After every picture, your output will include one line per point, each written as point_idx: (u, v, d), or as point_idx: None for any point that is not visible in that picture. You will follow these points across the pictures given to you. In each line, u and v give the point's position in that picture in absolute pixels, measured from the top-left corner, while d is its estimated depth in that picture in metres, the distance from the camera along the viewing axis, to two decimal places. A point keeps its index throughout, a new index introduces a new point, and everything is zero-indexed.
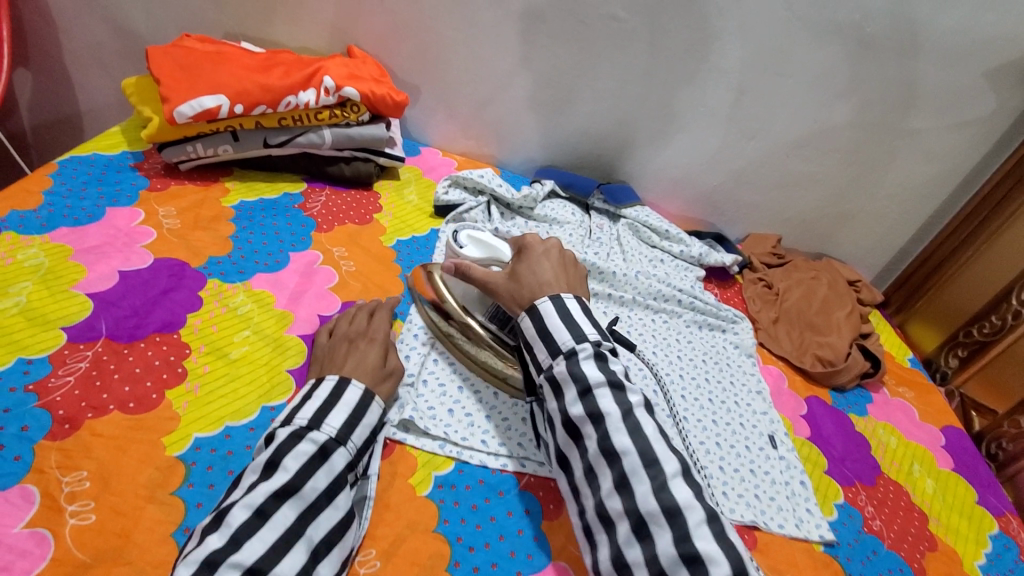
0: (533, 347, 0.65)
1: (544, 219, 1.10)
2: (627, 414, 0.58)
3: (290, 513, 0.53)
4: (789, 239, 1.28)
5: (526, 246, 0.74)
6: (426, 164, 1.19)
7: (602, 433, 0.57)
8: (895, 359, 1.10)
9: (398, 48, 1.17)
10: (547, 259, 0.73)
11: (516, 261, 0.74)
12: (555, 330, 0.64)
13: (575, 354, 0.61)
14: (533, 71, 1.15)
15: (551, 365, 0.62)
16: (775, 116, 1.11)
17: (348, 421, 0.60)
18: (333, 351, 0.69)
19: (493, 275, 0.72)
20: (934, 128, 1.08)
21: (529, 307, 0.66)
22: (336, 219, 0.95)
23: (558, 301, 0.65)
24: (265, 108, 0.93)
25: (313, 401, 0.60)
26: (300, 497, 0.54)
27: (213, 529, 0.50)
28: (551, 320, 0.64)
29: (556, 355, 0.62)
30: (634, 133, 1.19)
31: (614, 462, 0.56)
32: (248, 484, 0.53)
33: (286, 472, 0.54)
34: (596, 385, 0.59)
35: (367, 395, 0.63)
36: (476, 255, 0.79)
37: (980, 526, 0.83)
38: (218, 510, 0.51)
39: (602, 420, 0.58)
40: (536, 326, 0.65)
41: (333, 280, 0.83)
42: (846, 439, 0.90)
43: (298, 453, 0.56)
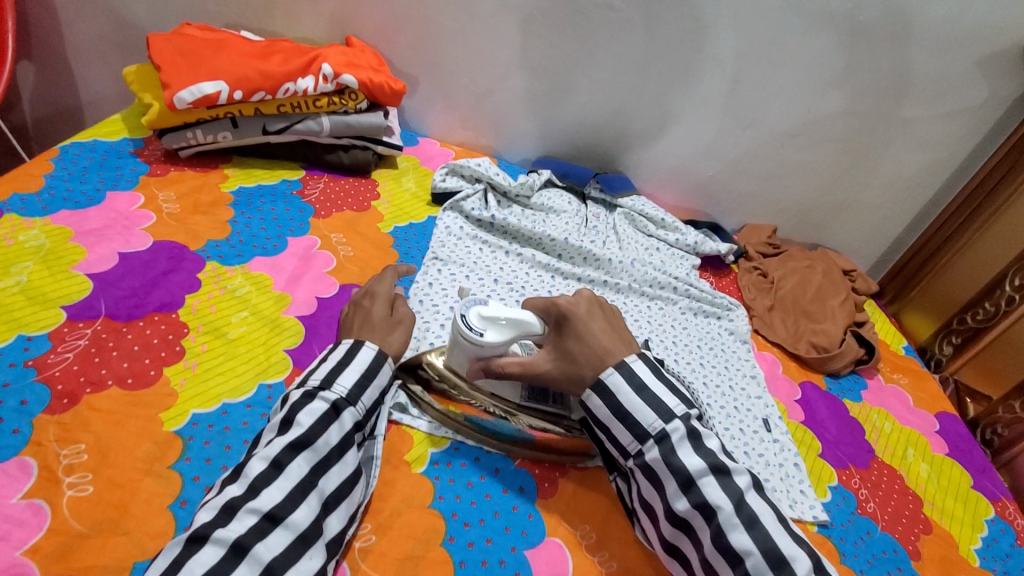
0: (611, 429, 0.61)
1: (540, 207, 1.10)
2: (740, 504, 0.55)
3: (304, 465, 0.54)
4: (785, 229, 1.29)
5: (562, 309, 0.64)
6: (424, 154, 1.20)
7: (716, 529, 0.55)
8: (890, 348, 1.11)
9: (396, 39, 1.18)
10: (593, 321, 0.64)
11: (556, 334, 0.64)
12: (635, 410, 0.60)
13: (667, 438, 0.58)
14: (529, 61, 1.16)
15: (642, 453, 0.59)
16: (770, 105, 1.12)
17: (360, 382, 0.60)
18: (346, 319, 0.71)
19: (540, 361, 0.63)
20: (928, 117, 1.09)
21: (595, 385, 0.61)
22: (335, 205, 0.96)
23: (627, 371, 0.61)
24: (265, 94, 0.94)
25: (328, 362, 0.61)
26: (313, 450, 0.55)
27: (231, 480, 0.52)
28: (628, 399, 0.60)
29: (645, 440, 0.59)
30: (631, 123, 1.20)
31: (737, 563, 0.53)
32: (266, 440, 0.55)
33: (301, 426, 0.55)
34: (699, 474, 0.56)
35: (379, 355, 0.63)
36: (503, 340, 0.64)
37: (973, 509, 0.84)
38: (237, 464, 0.53)
39: (713, 514, 0.55)
40: (612, 407, 0.60)
41: (331, 264, 0.84)
42: (840, 423, 0.90)
43: (312, 410, 0.56)
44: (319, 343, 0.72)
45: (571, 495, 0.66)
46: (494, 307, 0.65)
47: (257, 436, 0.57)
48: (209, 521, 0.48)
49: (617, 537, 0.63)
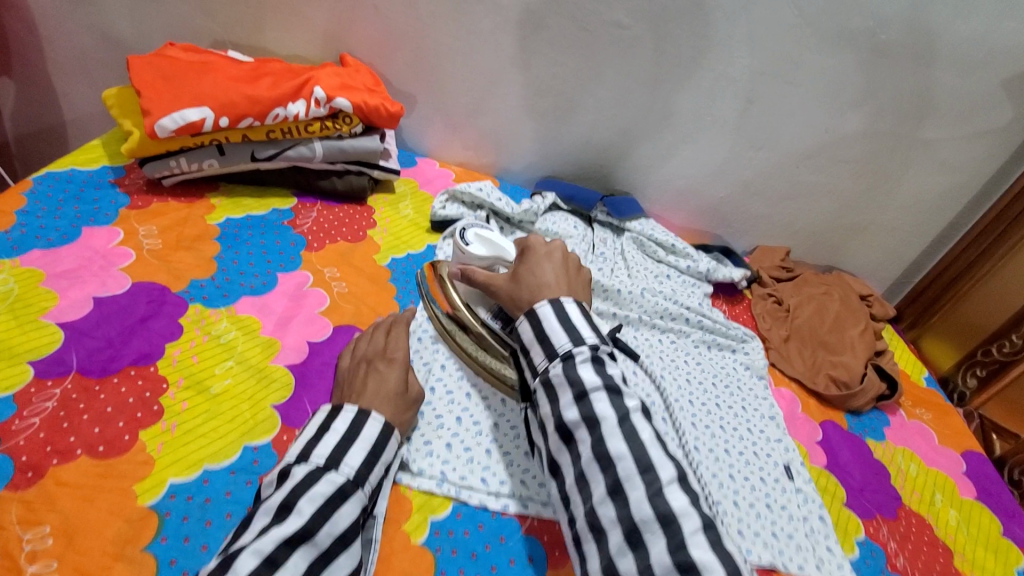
0: (530, 352, 0.62)
1: (545, 233, 1.05)
2: (624, 419, 0.54)
3: (303, 561, 0.48)
4: (799, 251, 1.24)
5: (528, 246, 0.73)
6: (423, 176, 1.15)
7: (597, 438, 0.54)
8: (911, 379, 1.06)
9: (393, 56, 1.13)
10: (550, 261, 0.71)
11: (518, 261, 0.73)
12: (553, 334, 0.61)
13: (572, 357, 0.58)
14: (533, 79, 1.11)
15: (548, 369, 0.59)
16: (784, 125, 1.07)
17: (367, 461, 0.57)
18: (352, 376, 0.65)
19: (495, 278, 0.72)
20: (950, 138, 1.04)
21: (528, 312, 0.64)
22: (328, 236, 0.91)
23: (558, 306, 0.63)
24: (252, 120, 0.89)
25: (331, 434, 0.57)
26: (313, 544, 0.49)
27: (217, 575, 0.44)
28: (550, 325, 0.61)
29: (552, 358, 0.59)
30: (638, 143, 1.15)
31: (608, 468, 0.52)
32: (259, 528, 0.49)
33: (301, 515, 0.50)
34: (592, 388, 0.56)
35: (386, 429, 0.59)
36: (482, 255, 0.79)
37: (1008, 561, 0.79)
38: (225, 554, 0.46)
39: (597, 425, 0.54)
40: (535, 330, 0.62)
41: (324, 303, 0.79)
42: (865, 467, 0.85)
43: (315, 494, 0.51)
44: (310, 396, 0.66)
45: None
46: (491, 234, 0.82)
47: (244, 521, 0.50)
48: None
49: None
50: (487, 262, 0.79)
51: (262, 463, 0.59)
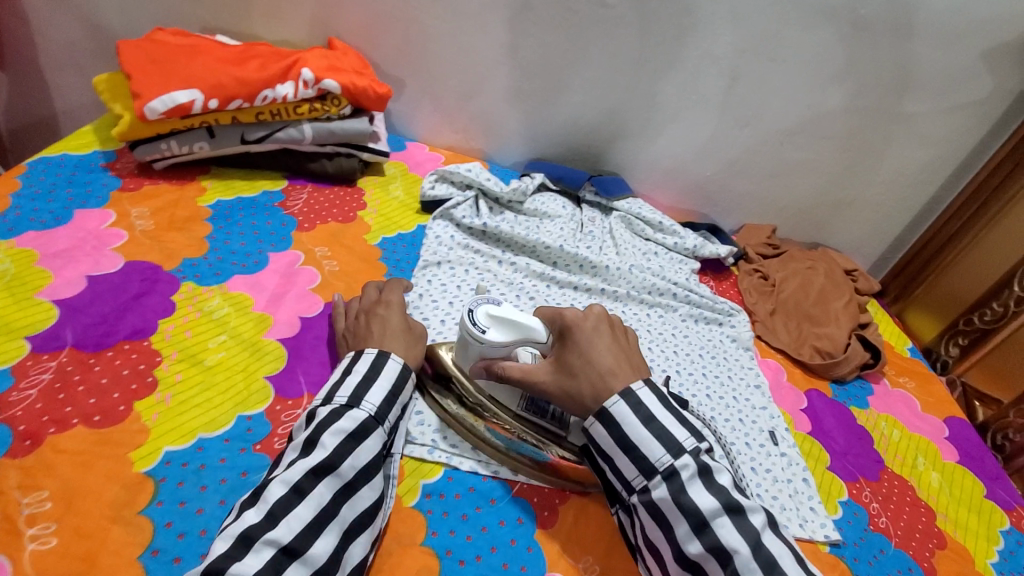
0: (615, 461, 0.57)
1: (534, 213, 1.07)
2: (757, 547, 0.51)
3: (327, 490, 0.52)
4: (785, 229, 1.26)
5: (569, 324, 0.61)
6: (413, 159, 1.16)
7: (731, 574, 0.50)
8: (894, 349, 1.08)
9: (380, 39, 1.13)
10: (601, 338, 0.61)
11: (560, 346, 0.62)
12: (643, 444, 0.55)
13: (677, 475, 0.54)
14: (520, 60, 1.12)
15: (648, 488, 0.55)
16: (768, 102, 1.09)
17: (387, 400, 0.59)
18: (355, 326, 0.68)
19: (540, 372, 0.61)
20: (930, 111, 1.06)
21: (599, 413, 0.57)
22: (319, 217, 0.92)
23: (634, 400, 0.56)
24: (242, 102, 0.90)
25: (354, 375, 0.59)
26: (337, 475, 0.53)
27: (250, 504, 0.50)
28: (635, 431, 0.55)
29: (651, 475, 0.55)
30: (626, 122, 1.16)
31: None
32: (288, 462, 0.54)
33: (325, 449, 0.53)
34: (712, 514, 0.52)
35: (405, 368, 0.62)
36: (505, 342, 0.63)
37: (989, 521, 0.81)
38: (257, 486, 0.52)
39: (729, 558, 0.51)
40: (615, 437, 0.56)
41: (315, 281, 0.80)
42: (848, 432, 0.88)
43: (338, 429, 0.55)
44: (302, 368, 0.68)
45: (573, 522, 0.62)
46: (504, 308, 0.65)
47: (277, 457, 0.55)
48: (225, 553, 0.46)
49: (622, 569, 0.60)
50: (512, 349, 0.63)
51: (256, 432, 0.60)
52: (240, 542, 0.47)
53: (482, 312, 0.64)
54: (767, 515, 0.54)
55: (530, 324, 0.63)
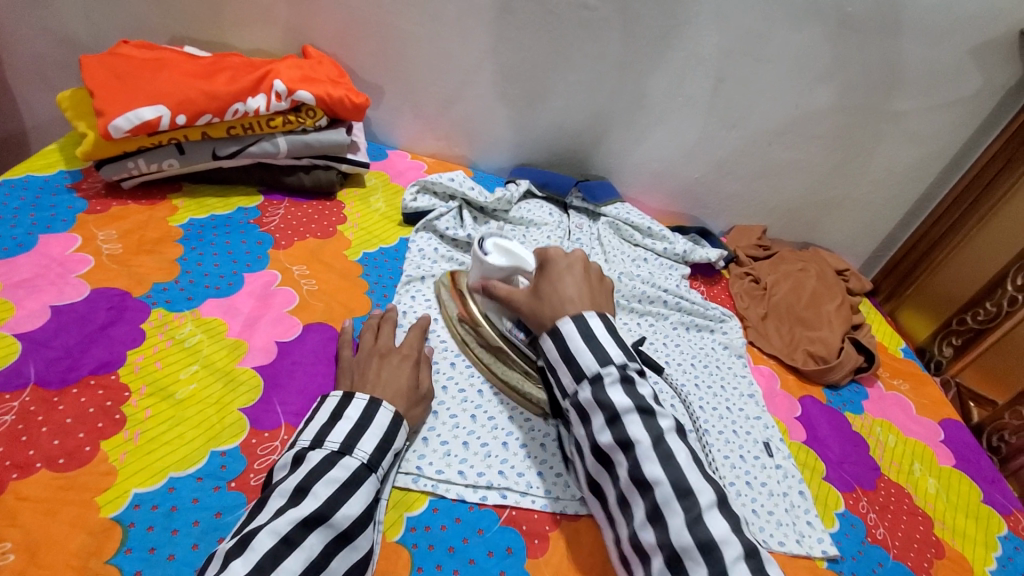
0: (557, 370, 0.61)
1: (520, 221, 1.04)
2: (658, 441, 0.55)
3: (318, 542, 0.50)
4: (775, 229, 1.24)
5: (548, 258, 0.68)
6: (394, 168, 1.13)
7: (632, 462, 0.55)
8: (888, 351, 1.07)
9: (357, 46, 1.10)
10: (571, 274, 0.67)
11: (537, 274, 0.68)
12: (579, 353, 0.59)
13: (601, 379, 0.58)
14: (501, 64, 1.09)
15: (577, 392, 0.59)
16: (756, 102, 1.07)
17: (379, 447, 0.57)
18: (365, 364, 0.66)
19: (515, 292, 0.68)
20: (919, 109, 1.04)
21: (551, 328, 0.62)
22: (296, 233, 0.89)
23: (581, 322, 0.61)
24: (211, 117, 0.87)
25: (344, 421, 0.58)
26: (330, 525, 0.50)
27: (236, 554, 0.47)
28: (574, 343, 0.60)
29: (580, 380, 0.59)
30: (611, 125, 1.14)
31: (646, 493, 0.54)
32: (276, 509, 0.51)
33: (316, 498, 0.51)
34: (624, 411, 0.56)
35: (397, 418, 0.60)
36: (501, 266, 0.73)
37: (987, 526, 0.80)
38: (242, 534, 0.48)
39: (632, 449, 0.55)
40: (559, 349, 0.61)
41: (292, 302, 0.77)
42: (844, 440, 0.86)
43: (330, 479, 0.53)
44: (279, 397, 0.65)
45: (565, 551, 0.60)
46: (510, 243, 0.76)
47: (260, 503, 0.52)
48: None
49: None
50: (506, 274, 0.73)
51: (230, 468, 0.58)
52: None
53: (489, 241, 0.76)
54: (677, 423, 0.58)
55: (525, 256, 0.74)
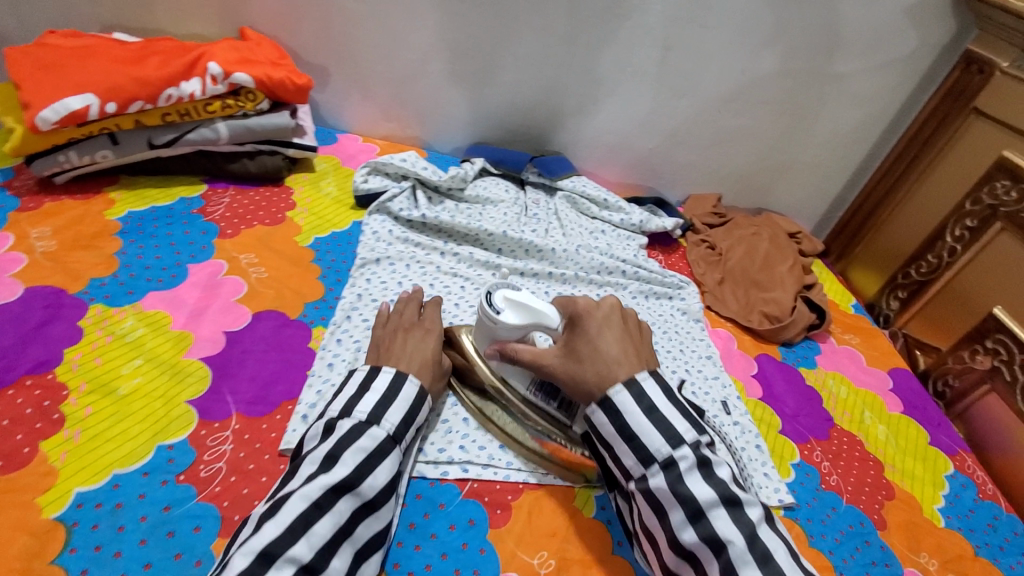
0: (615, 448, 0.56)
1: (475, 199, 1.03)
2: (752, 538, 0.50)
3: (346, 509, 0.51)
4: (729, 197, 1.27)
5: (581, 310, 0.61)
6: (345, 152, 1.11)
7: (725, 564, 0.49)
8: (839, 307, 1.10)
9: (298, 27, 1.06)
10: (609, 328, 0.60)
11: (570, 331, 0.61)
12: (643, 433, 0.54)
13: (675, 465, 0.53)
14: (448, 40, 1.07)
15: (646, 477, 0.54)
16: (703, 70, 1.07)
17: (405, 420, 0.58)
18: (389, 338, 0.66)
19: (546, 356, 0.60)
20: (860, 70, 1.07)
21: (601, 402, 0.56)
22: (243, 221, 0.86)
23: (637, 390, 0.56)
24: (144, 104, 0.83)
25: (372, 393, 0.58)
26: (357, 493, 0.52)
27: (268, 517, 0.48)
28: (636, 420, 0.55)
29: (650, 464, 0.54)
30: (563, 99, 1.13)
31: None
32: (306, 475, 0.51)
33: (346, 466, 0.52)
34: (708, 504, 0.51)
35: (422, 392, 0.61)
36: (517, 324, 0.63)
37: (935, 467, 0.83)
38: (275, 499, 0.50)
39: (724, 548, 0.50)
40: (617, 426, 0.55)
41: (241, 291, 0.75)
42: (798, 395, 0.89)
43: (359, 448, 0.54)
44: (229, 387, 0.64)
45: (526, 519, 0.61)
46: (522, 292, 0.65)
47: (292, 469, 0.53)
48: (246, 569, 0.44)
49: (577, 560, 0.58)
50: (524, 333, 0.63)
51: (178, 461, 0.56)
52: (256, 560, 0.45)
53: (499, 294, 0.65)
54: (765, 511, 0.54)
55: (543, 310, 0.62)
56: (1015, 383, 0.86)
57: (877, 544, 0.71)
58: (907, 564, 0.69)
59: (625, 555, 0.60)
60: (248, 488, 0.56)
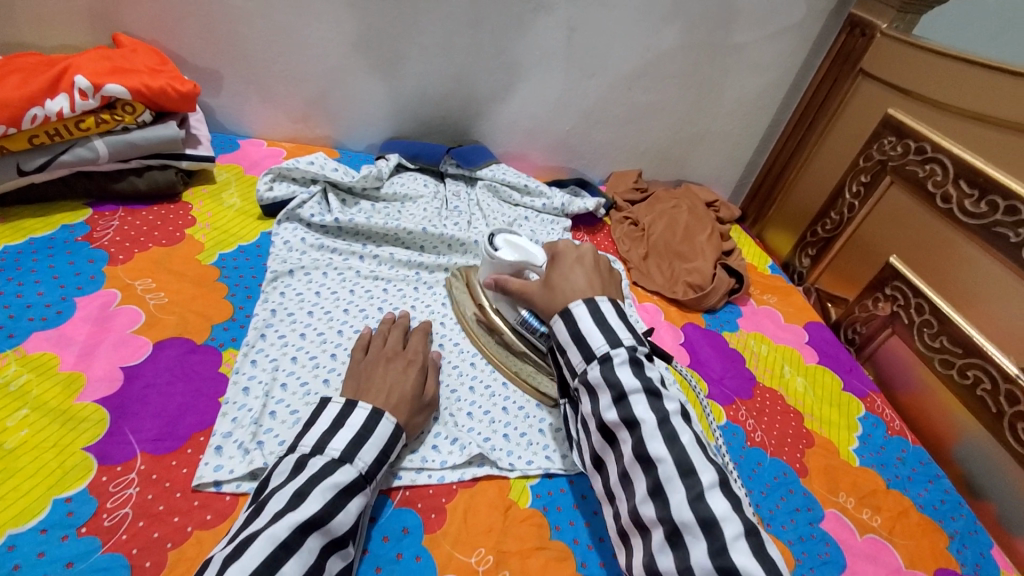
0: (567, 352, 0.59)
1: (393, 197, 1.00)
2: (663, 421, 0.52)
3: (314, 547, 0.48)
4: (649, 171, 1.30)
5: (558, 252, 0.67)
6: (249, 159, 1.05)
7: (637, 440, 0.52)
8: (758, 270, 1.15)
9: (180, 30, 0.99)
10: (581, 265, 0.65)
11: (548, 269, 0.67)
12: (590, 334, 0.57)
13: (609, 359, 0.55)
14: (347, 33, 1.02)
15: (586, 371, 0.57)
16: (609, 49, 1.08)
17: (378, 460, 0.56)
18: (370, 368, 0.66)
19: (529, 286, 0.68)
20: (757, 40, 1.10)
21: (562, 311, 0.60)
22: (137, 244, 0.80)
23: (593, 306, 0.59)
24: (6, 128, 0.75)
25: (346, 430, 0.56)
26: (326, 531, 0.49)
27: (233, 556, 0.45)
28: (585, 325, 0.58)
29: (589, 360, 0.57)
30: (475, 87, 1.11)
31: (649, 469, 0.51)
32: (273, 512, 0.49)
33: (316, 502, 0.50)
34: (631, 391, 0.53)
35: (397, 428, 0.59)
36: (512, 261, 0.72)
37: (849, 411, 0.88)
38: (239, 538, 0.46)
39: (638, 427, 0.52)
40: (570, 331, 0.58)
41: (138, 321, 0.70)
42: (723, 358, 0.93)
43: (330, 485, 0.51)
44: (131, 426, 0.60)
45: (462, 518, 0.60)
46: (521, 238, 0.75)
47: (258, 505, 0.50)
48: None
49: (515, 553, 0.58)
50: (517, 269, 0.72)
51: (79, 513, 0.52)
52: None
53: (499, 237, 0.75)
54: (683, 408, 0.55)
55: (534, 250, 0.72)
56: (912, 325, 0.92)
57: (800, 491, 0.75)
58: (827, 506, 0.74)
59: (564, 538, 0.61)
60: (159, 531, 0.53)
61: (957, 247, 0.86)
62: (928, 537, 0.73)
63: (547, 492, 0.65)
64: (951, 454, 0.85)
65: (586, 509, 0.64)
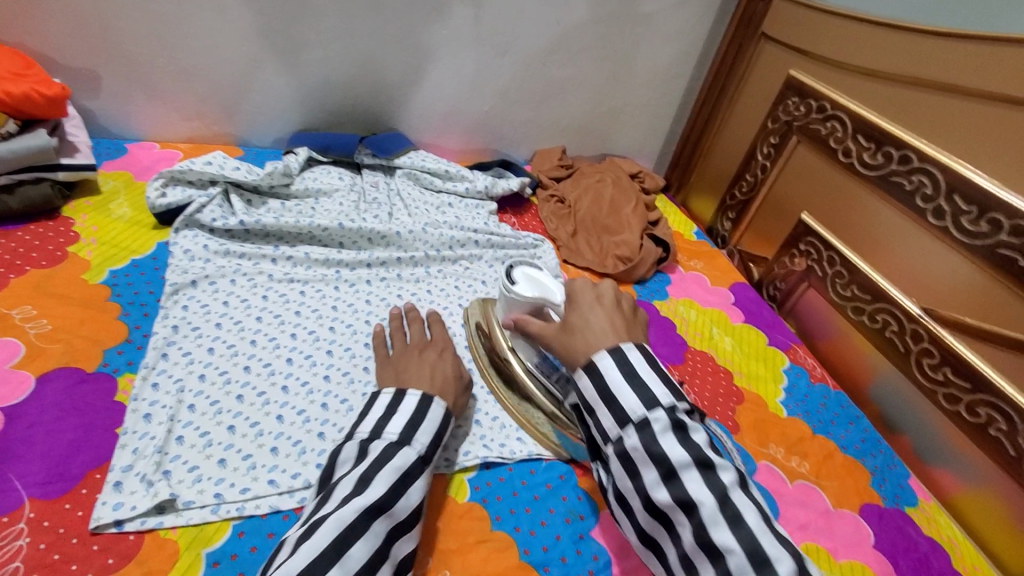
0: (596, 412, 0.53)
1: (305, 193, 0.95)
2: (724, 501, 0.46)
3: (381, 532, 0.47)
4: (573, 147, 1.29)
5: (575, 288, 0.60)
6: (139, 164, 0.96)
7: (697, 525, 0.46)
8: (683, 237, 1.18)
9: (40, 26, 0.88)
10: (602, 306, 0.58)
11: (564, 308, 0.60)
12: (621, 393, 0.51)
13: (649, 426, 0.50)
14: (235, 21, 0.94)
15: (622, 439, 0.51)
16: (519, 24, 1.06)
17: (435, 442, 0.56)
18: (403, 360, 0.66)
19: (546, 328, 0.60)
20: (663, 9, 1.11)
21: (585, 364, 0.54)
22: (11, 268, 0.72)
23: (620, 356, 0.53)
24: None
25: (399, 415, 0.56)
26: (392, 515, 0.49)
27: (306, 536, 0.45)
28: (615, 380, 0.52)
29: (625, 425, 0.51)
30: (384, 72, 1.06)
31: (718, 561, 0.45)
32: (339, 497, 0.48)
33: (380, 487, 0.49)
34: (682, 466, 0.48)
35: (448, 413, 0.59)
36: (530, 297, 0.67)
37: (774, 364, 0.92)
38: (310, 522, 0.46)
39: (696, 510, 0.46)
40: (597, 388, 0.52)
41: (17, 354, 0.63)
42: (656, 327, 0.94)
43: (392, 469, 0.51)
44: (16, 471, 0.54)
45: None
46: (541, 275, 0.70)
47: (325, 492, 0.49)
48: None
49: (456, 550, 0.57)
50: (535, 306, 0.67)
51: None
52: None
53: (517, 270, 0.70)
54: (738, 474, 0.49)
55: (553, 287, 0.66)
56: (826, 278, 0.96)
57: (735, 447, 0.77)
58: (760, 459, 0.77)
59: (505, 527, 0.60)
60: None
61: (862, 201, 0.89)
62: (851, 477, 0.77)
63: (485, 483, 0.64)
64: (868, 394, 0.90)
65: (526, 494, 0.64)
